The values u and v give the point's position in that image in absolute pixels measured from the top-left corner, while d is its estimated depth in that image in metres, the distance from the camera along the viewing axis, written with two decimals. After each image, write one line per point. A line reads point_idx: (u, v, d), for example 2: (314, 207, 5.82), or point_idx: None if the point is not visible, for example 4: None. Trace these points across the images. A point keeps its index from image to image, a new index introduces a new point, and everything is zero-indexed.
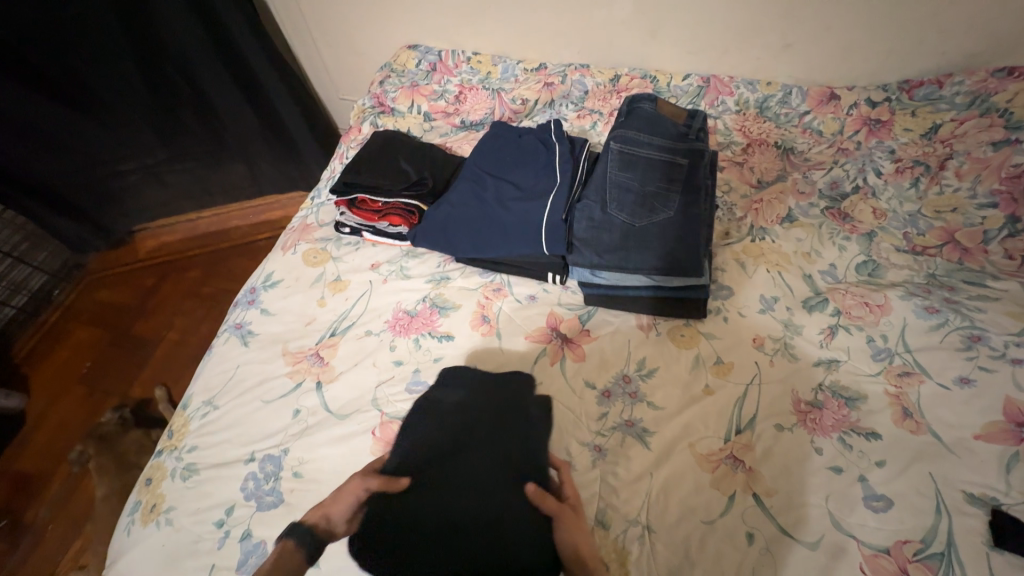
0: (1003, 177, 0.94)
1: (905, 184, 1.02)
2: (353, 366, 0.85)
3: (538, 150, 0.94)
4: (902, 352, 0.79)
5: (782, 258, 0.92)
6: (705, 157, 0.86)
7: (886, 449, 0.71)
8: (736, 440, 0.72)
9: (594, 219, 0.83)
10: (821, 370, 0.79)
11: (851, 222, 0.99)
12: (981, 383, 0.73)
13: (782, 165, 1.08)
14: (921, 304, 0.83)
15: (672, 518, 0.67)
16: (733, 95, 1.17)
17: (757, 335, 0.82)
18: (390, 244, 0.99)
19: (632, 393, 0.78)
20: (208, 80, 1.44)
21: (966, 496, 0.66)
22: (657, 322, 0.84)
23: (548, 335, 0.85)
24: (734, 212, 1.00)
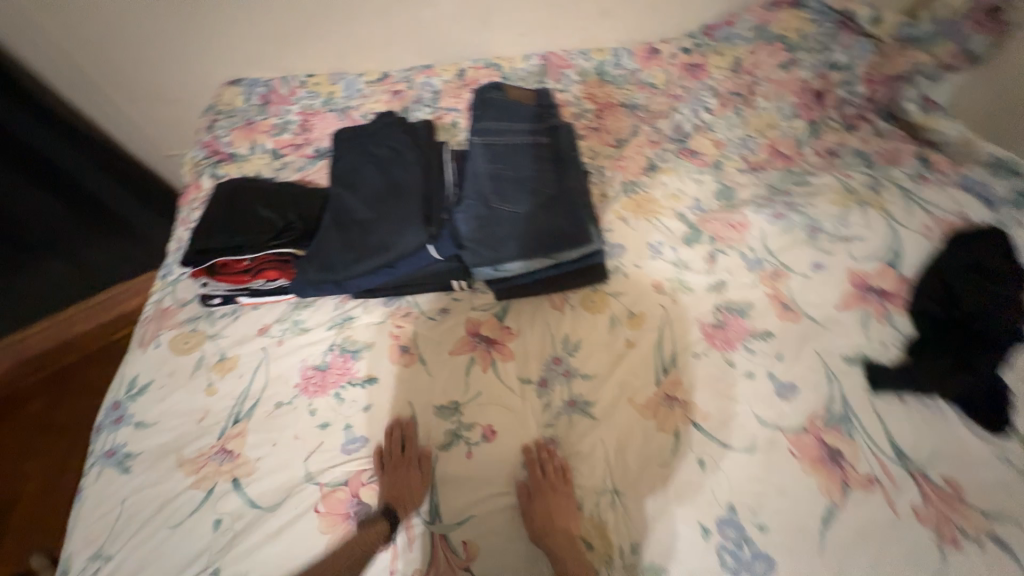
0: (796, 92, 1.13)
1: (730, 114, 1.16)
2: (271, 448, 0.74)
3: (398, 143, 0.89)
4: (769, 257, 0.91)
5: (656, 205, 1.00)
6: (565, 131, 0.89)
7: (779, 343, 0.82)
8: (666, 381, 0.78)
9: (480, 215, 0.80)
10: (713, 294, 0.88)
11: (700, 157, 1.11)
12: (830, 265, 0.86)
13: (633, 121, 1.17)
14: (769, 213, 0.95)
15: (634, 472, 0.70)
16: (571, 67, 1.24)
17: (656, 280, 0.87)
18: (273, 301, 0.88)
19: (565, 371, 0.79)
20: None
21: (844, 359, 0.79)
22: (568, 296, 0.86)
23: (471, 342, 0.83)
24: (605, 174, 1.06)
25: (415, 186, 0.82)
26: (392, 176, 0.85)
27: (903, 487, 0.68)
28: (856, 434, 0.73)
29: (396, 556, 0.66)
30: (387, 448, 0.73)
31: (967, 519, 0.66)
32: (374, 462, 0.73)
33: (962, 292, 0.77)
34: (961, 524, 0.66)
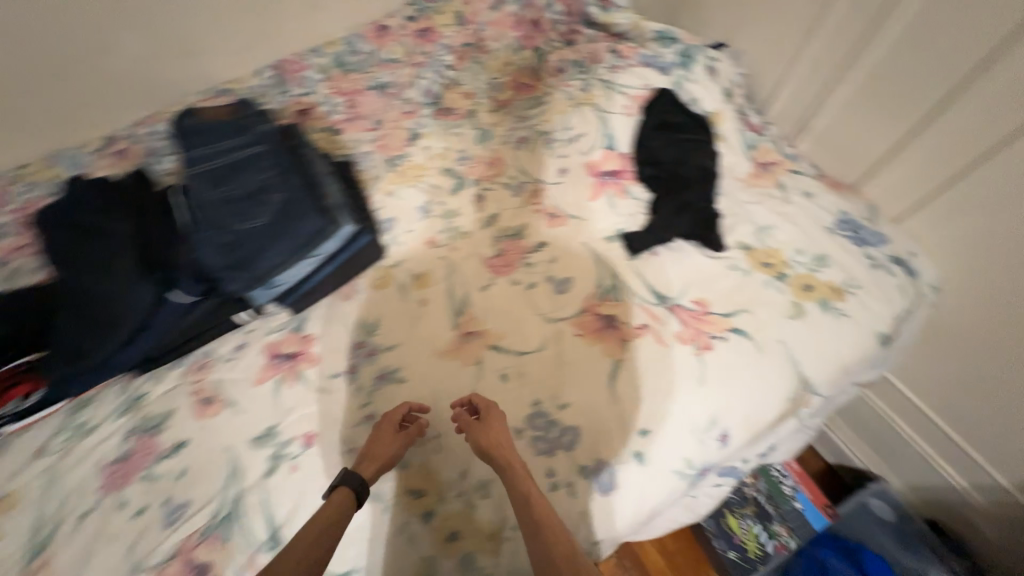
0: (513, 26, 1.25)
1: (470, 65, 1.24)
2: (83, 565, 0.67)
3: (105, 205, 0.84)
4: (527, 178, 0.99)
5: (424, 168, 1.06)
6: (278, 132, 0.86)
7: (553, 248, 0.92)
8: (462, 320, 0.83)
9: (222, 241, 0.76)
10: (489, 228, 0.95)
11: (455, 112, 1.18)
12: (571, 166, 0.96)
13: (386, 99, 1.19)
14: (513, 140, 1.06)
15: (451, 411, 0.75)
16: (308, 68, 1.22)
17: (429, 238, 0.92)
18: (43, 417, 0.79)
19: (369, 352, 0.80)
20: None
21: (604, 239, 0.92)
22: (356, 283, 0.88)
23: (275, 364, 0.82)
24: (371, 158, 1.09)
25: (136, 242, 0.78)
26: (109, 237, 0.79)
27: (665, 321, 0.81)
28: (624, 295, 0.84)
29: None
30: (214, 502, 0.70)
31: (714, 325, 0.80)
32: (204, 521, 0.69)
33: (657, 149, 0.93)
34: (710, 330, 0.79)
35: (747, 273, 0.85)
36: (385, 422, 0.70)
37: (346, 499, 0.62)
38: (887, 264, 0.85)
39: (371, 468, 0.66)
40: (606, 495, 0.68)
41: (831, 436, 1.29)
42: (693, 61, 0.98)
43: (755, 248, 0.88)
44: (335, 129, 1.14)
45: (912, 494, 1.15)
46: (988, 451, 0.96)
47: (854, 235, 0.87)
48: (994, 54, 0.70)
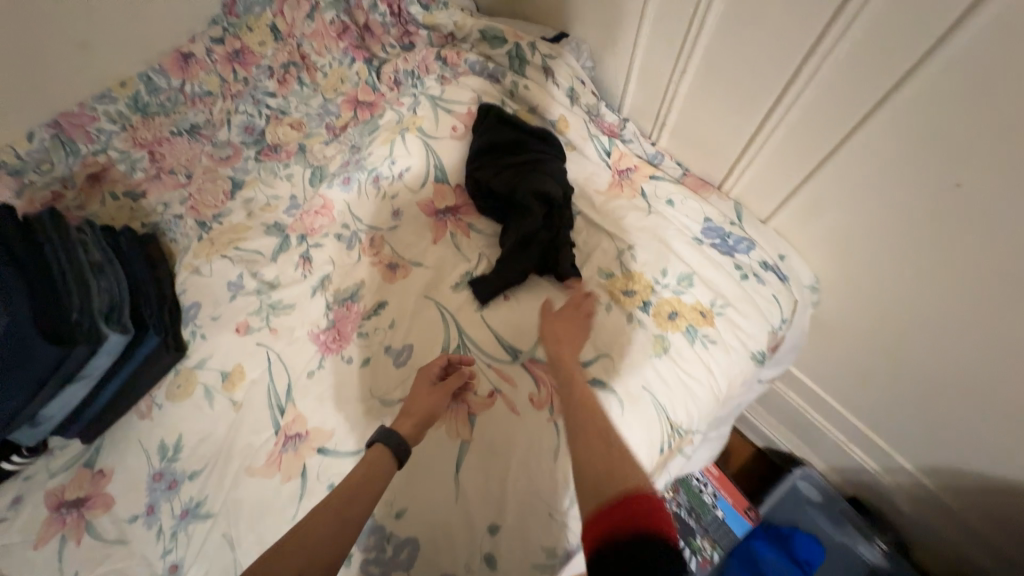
0: (338, 36, 1.04)
1: (296, 88, 1.05)
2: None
3: None
4: (359, 225, 0.85)
5: (243, 228, 0.89)
6: (8, 232, 0.69)
7: (391, 307, 0.77)
8: (285, 422, 0.69)
9: None
10: (319, 295, 0.81)
11: (284, 149, 1.01)
12: (403, 208, 0.82)
13: (199, 146, 1.01)
14: (338, 181, 0.88)
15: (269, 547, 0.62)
16: (99, 118, 0.98)
17: (238, 323, 0.77)
18: None
19: (171, 483, 0.67)
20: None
21: (453, 288, 0.77)
22: (154, 396, 0.73)
23: (59, 518, 0.67)
24: (181, 223, 0.91)
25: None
26: None
27: (518, 383, 0.70)
28: (473, 357, 0.72)
29: None
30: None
31: None
32: None
33: (488, 179, 0.79)
34: None
35: (607, 307, 0.74)
36: (421, 377, 0.67)
37: (384, 459, 0.59)
38: (759, 271, 0.76)
39: (407, 425, 0.63)
40: None
41: (753, 421, 1.24)
42: (525, 63, 0.84)
43: (617, 274, 0.77)
44: (139, 193, 0.96)
45: (836, 476, 1.10)
46: (893, 437, 0.90)
47: (721, 243, 0.78)
48: (828, 30, 0.59)
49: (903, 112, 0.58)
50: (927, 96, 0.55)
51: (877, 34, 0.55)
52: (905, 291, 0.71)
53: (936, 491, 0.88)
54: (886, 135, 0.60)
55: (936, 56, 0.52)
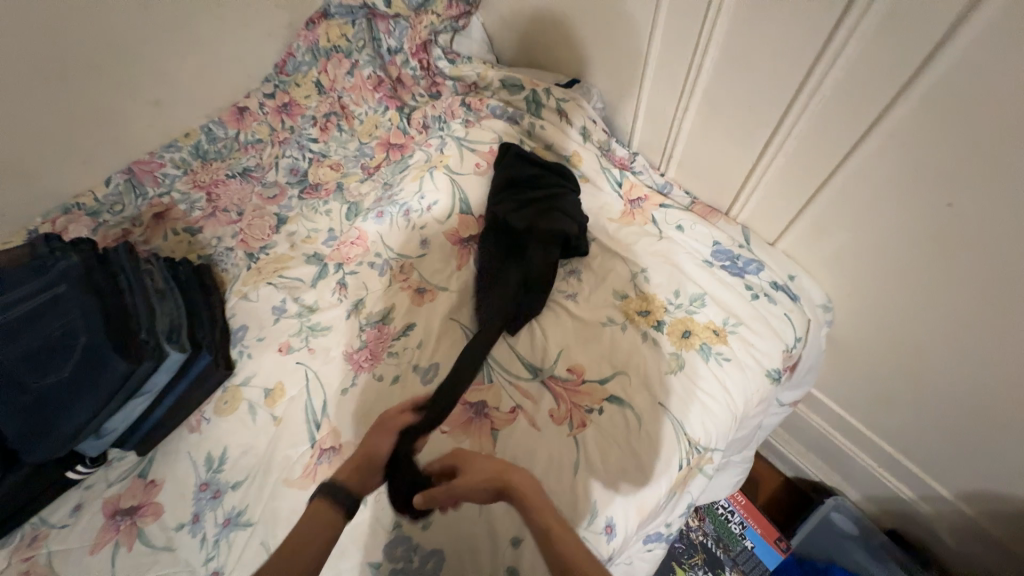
0: (374, 88, 1.17)
1: (336, 133, 1.17)
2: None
3: None
4: (390, 254, 0.92)
5: (287, 257, 0.98)
6: (82, 264, 0.76)
7: (418, 329, 0.83)
8: (320, 436, 0.74)
9: (20, 406, 0.67)
10: (353, 318, 0.87)
11: (324, 187, 1.11)
12: (431, 237, 0.89)
13: (250, 186, 1.12)
14: (374, 215, 0.96)
15: None
16: (164, 165, 1.14)
17: (282, 343, 0.84)
18: None
19: (216, 493, 0.72)
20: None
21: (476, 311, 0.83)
22: (203, 411, 0.79)
23: (114, 524, 0.73)
24: (232, 254, 1.01)
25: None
26: None
27: (539, 400, 0.73)
28: (495, 374, 0.76)
29: None
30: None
31: (590, 396, 0.72)
32: None
33: (510, 220, 0.85)
34: (585, 403, 0.72)
35: (623, 327, 0.78)
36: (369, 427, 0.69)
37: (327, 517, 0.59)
38: (770, 291, 0.79)
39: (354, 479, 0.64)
40: None
41: (779, 449, 1.22)
42: (541, 106, 0.93)
43: (631, 296, 0.81)
44: (195, 228, 1.05)
45: (871, 505, 1.07)
46: (924, 460, 0.88)
47: (731, 265, 0.81)
48: (815, 67, 0.65)
49: (895, 138, 0.62)
50: (913, 121, 0.60)
51: (859, 72, 0.61)
52: (915, 309, 0.73)
53: (974, 517, 0.86)
54: (881, 161, 0.65)
55: (917, 87, 0.58)
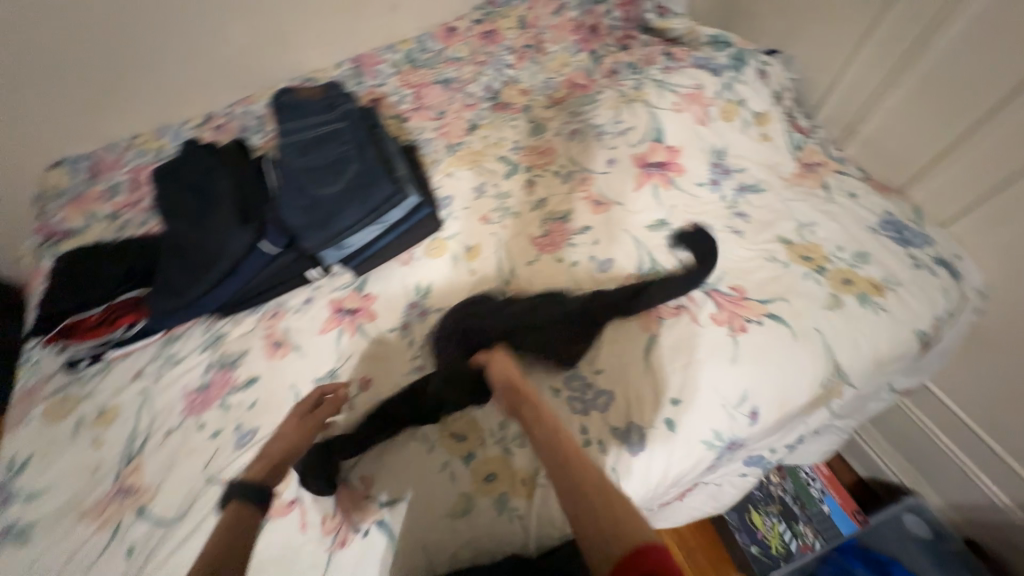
0: (573, 30, 1.35)
1: (529, 64, 1.32)
2: (172, 467, 0.77)
3: (207, 168, 0.94)
4: (576, 168, 1.06)
5: (480, 154, 1.13)
6: (359, 112, 0.98)
7: (595, 231, 0.96)
8: (508, 290, 0.90)
9: (304, 203, 0.86)
10: (538, 211, 1.02)
11: (512, 107, 1.26)
12: (618, 157, 1.02)
13: (450, 93, 1.29)
14: (569, 132, 1.13)
15: None
16: (384, 62, 1.36)
17: (483, 214, 1.00)
18: (141, 346, 0.90)
19: (422, 313, 0.89)
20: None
21: (648, 229, 0.96)
22: (414, 251, 0.96)
23: (338, 318, 0.91)
24: (432, 143, 1.18)
25: (227, 192, 0.88)
26: (208, 194, 0.89)
27: (701, 304, 0.85)
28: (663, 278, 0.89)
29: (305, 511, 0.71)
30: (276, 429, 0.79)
31: (751, 311, 0.83)
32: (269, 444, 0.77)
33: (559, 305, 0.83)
34: (746, 314, 0.82)
35: (786, 264, 0.87)
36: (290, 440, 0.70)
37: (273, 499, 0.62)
38: (932, 265, 0.86)
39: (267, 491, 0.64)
40: (636, 457, 0.72)
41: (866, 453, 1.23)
42: (746, 63, 1.04)
43: (795, 242, 0.90)
44: (404, 116, 1.25)
45: (954, 513, 1.08)
46: None
47: (897, 235, 0.89)
48: None
49: None
50: None
51: None
52: None
53: None
54: None
55: None
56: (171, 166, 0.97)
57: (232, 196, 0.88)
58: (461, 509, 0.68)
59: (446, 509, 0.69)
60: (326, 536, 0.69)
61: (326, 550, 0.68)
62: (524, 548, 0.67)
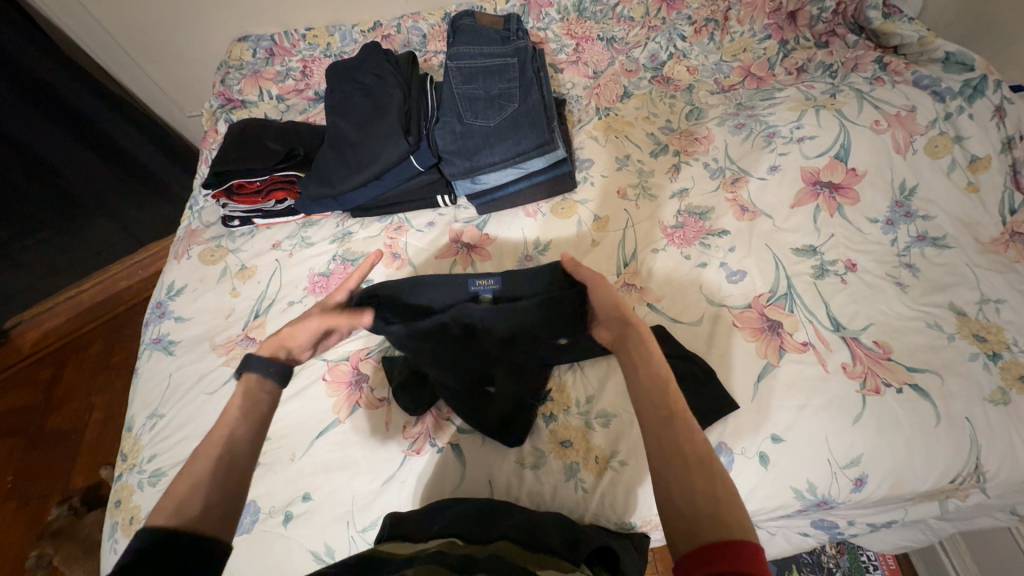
0: (769, 12, 1.15)
1: (705, 40, 1.19)
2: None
3: (376, 74, 0.96)
4: (730, 165, 0.97)
5: (628, 125, 1.07)
6: (531, 52, 0.96)
7: (733, 238, 0.89)
8: (626, 271, 0.87)
9: (456, 131, 0.89)
10: (675, 200, 0.95)
11: (674, 83, 1.16)
12: (784, 166, 0.92)
13: (611, 54, 1.22)
14: (732, 124, 1.01)
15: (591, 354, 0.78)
16: (552, 5, 1.23)
17: (621, 188, 0.96)
18: (284, 222, 1.00)
19: (536, 267, 0.89)
20: (45, 143, 1.36)
21: (793, 251, 0.87)
22: (541, 206, 0.95)
23: (455, 248, 0.93)
24: (581, 102, 1.14)
25: (395, 101, 0.91)
26: (373, 102, 0.93)
27: (834, 349, 0.77)
28: (797, 308, 0.81)
29: (391, 412, 0.77)
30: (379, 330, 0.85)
31: (892, 373, 0.74)
32: (371, 343, 0.84)
33: None
34: (885, 376, 0.73)
35: (951, 337, 0.76)
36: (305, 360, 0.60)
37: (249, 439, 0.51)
38: None
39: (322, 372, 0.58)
40: None
41: (942, 559, 1.01)
42: (980, 95, 0.88)
43: (970, 316, 0.77)
44: (557, 67, 1.21)
45: None
46: None
47: None
48: None
49: None
50: None
51: None
52: None
53: None
54: None
55: None
56: (344, 64, 1.01)
57: (398, 106, 0.90)
58: (531, 462, 0.71)
59: (517, 456, 0.72)
60: (404, 439, 0.75)
61: (402, 452, 0.74)
62: (580, 519, 0.69)
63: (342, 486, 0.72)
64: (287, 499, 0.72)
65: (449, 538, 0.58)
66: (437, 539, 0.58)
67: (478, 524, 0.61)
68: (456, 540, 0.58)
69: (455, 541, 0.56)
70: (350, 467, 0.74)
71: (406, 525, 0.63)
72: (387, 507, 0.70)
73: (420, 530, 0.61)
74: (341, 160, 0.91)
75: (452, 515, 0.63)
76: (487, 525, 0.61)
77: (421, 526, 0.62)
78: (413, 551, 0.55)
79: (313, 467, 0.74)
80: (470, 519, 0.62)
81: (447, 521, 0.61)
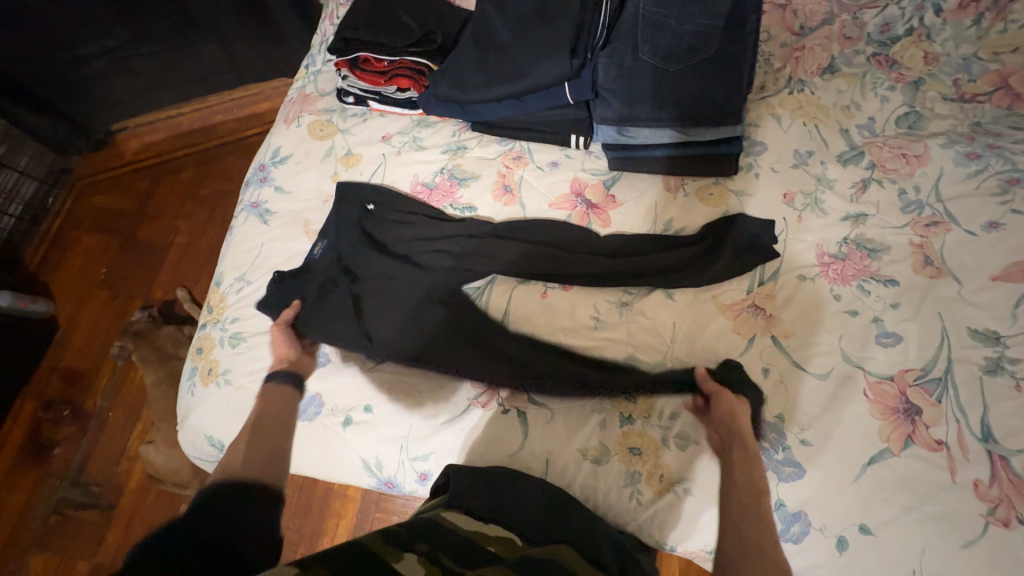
0: None
1: (966, 22, 0.90)
2: (395, 246, 0.82)
3: None
4: (933, 203, 0.78)
5: (819, 110, 0.87)
6: None
7: (902, 293, 0.74)
8: (758, 291, 0.75)
9: (624, 67, 0.77)
10: (847, 224, 0.79)
11: (898, 70, 0.91)
12: (1009, 227, 0.74)
13: (833, 7, 0.95)
14: (961, 151, 0.81)
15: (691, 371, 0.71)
16: None
17: (787, 191, 0.80)
18: (401, 113, 0.91)
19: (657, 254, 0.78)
20: None
21: (971, 332, 0.70)
22: (685, 183, 0.81)
23: (574, 201, 0.82)
24: (771, 63, 0.92)
25: (567, 8, 0.75)
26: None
27: (972, 461, 0.64)
28: (948, 400, 0.67)
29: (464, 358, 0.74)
30: (484, 259, 0.78)
31: None
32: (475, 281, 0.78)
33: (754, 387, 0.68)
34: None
35: None
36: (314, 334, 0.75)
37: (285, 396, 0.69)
38: None
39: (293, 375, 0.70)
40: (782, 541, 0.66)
41: None
42: None
43: None
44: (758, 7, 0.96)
45: None
46: None
47: None
48: None
49: None
50: None
51: None
52: None
53: None
54: None
55: None
56: None
57: (567, 15, 0.75)
58: (593, 455, 0.69)
59: (580, 445, 0.69)
60: (473, 389, 0.73)
61: (468, 401, 0.72)
62: (622, 524, 0.69)
63: (401, 411, 0.72)
64: (349, 405, 0.74)
65: (509, 532, 0.56)
66: (494, 526, 0.57)
67: (546, 522, 0.59)
68: (515, 537, 0.56)
69: (513, 542, 0.55)
70: (413, 396, 0.73)
71: (466, 487, 0.62)
72: (444, 447, 0.71)
73: (486, 506, 0.60)
74: (482, 64, 0.79)
75: (517, 504, 0.61)
76: (546, 524, 0.59)
77: (479, 503, 0.60)
78: (474, 532, 0.55)
79: (378, 383, 0.74)
80: (535, 509, 0.61)
81: (514, 510, 0.60)
